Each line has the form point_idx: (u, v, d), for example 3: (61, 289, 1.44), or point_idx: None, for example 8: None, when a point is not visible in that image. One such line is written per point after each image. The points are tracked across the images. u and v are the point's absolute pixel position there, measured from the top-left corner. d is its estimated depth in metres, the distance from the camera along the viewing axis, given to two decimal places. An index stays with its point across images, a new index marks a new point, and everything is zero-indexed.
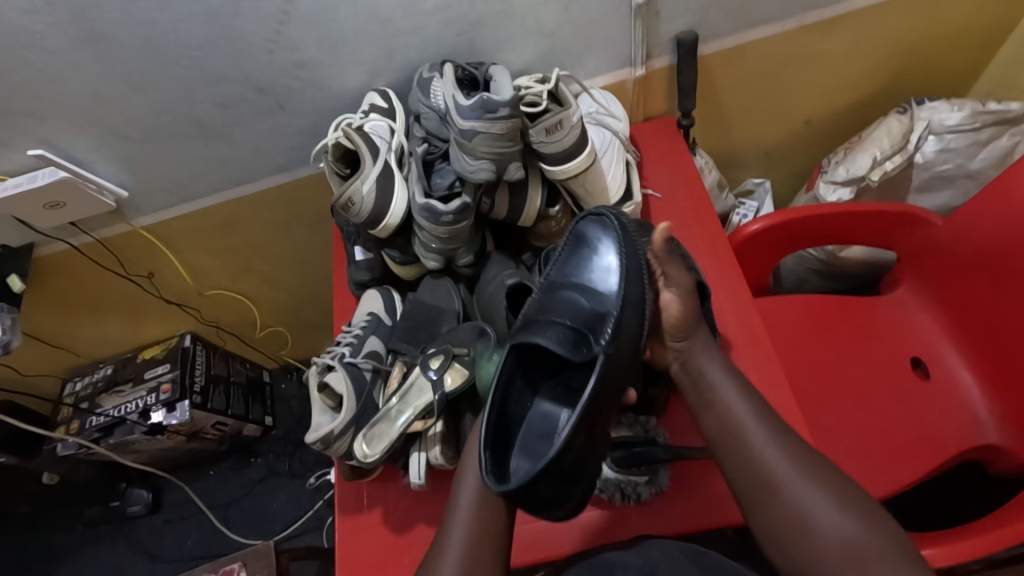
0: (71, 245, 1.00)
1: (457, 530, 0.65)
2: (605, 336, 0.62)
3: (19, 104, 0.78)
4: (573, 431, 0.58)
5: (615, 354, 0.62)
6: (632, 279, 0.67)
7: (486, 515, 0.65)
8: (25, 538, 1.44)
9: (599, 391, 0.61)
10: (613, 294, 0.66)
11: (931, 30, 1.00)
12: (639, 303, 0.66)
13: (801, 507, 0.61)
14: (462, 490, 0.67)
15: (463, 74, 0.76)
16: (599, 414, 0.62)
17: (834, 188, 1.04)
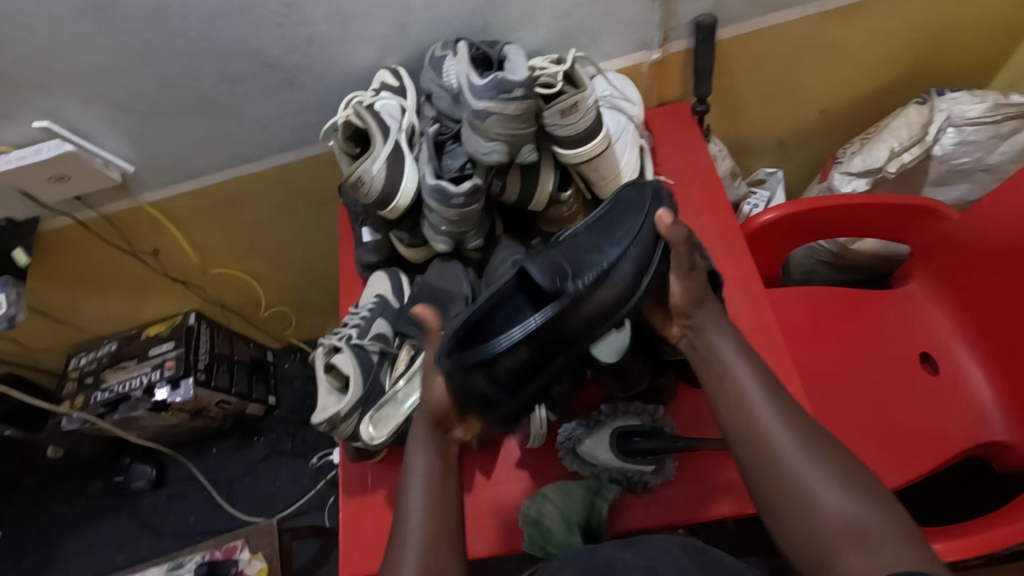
0: (76, 219, 0.99)
1: (414, 510, 0.63)
2: (590, 275, 0.61)
3: (24, 74, 0.76)
4: (518, 344, 0.59)
5: (596, 296, 0.61)
6: (646, 244, 0.66)
7: (438, 497, 0.63)
8: (30, 511, 1.45)
9: (564, 319, 0.60)
10: (622, 248, 0.64)
11: (956, 18, 0.98)
12: (644, 262, 0.65)
13: (804, 497, 0.58)
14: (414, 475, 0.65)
15: (477, 52, 0.74)
16: (561, 345, 0.62)
17: (849, 179, 1.03)
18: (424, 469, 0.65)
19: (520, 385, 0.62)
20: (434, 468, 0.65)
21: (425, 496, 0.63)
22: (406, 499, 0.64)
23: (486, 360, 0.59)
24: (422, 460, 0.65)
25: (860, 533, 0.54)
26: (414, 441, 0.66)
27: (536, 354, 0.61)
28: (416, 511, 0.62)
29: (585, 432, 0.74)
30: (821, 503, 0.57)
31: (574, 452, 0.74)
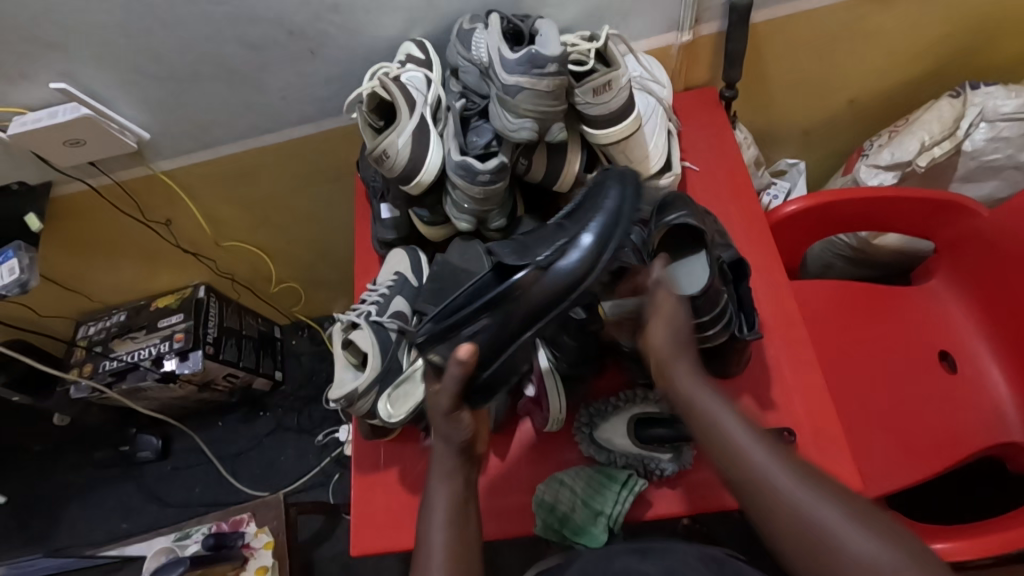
0: (89, 186, 0.97)
1: (435, 536, 0.57)
2: (549, 250, 0.60)
3: (43, 34, 0.74)
4: (476, 316, 0.59)
5: (556, 266, 0.59)
6: (613, 218, 0.62)
7: (458, 526, 0.58)
8: (37, 476, 1.46)
9: (520, 289, 0.59)
10: (586, 224, 0.62)
11: (995, 9, 0.95)
12: (610, 236, 0.61)
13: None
14: (434, 508, 0.58)
15: (508, 26, 0.72)
16: (524, 317, 0.60)
17: (876, 172, 1.00)
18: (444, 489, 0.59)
19: (487, 362, 0.60)
20: (456, 494, 0.59)
21: (442, 514, 0.58)
22: (425, 531, 0.58)
23: (447, 330, 0.60)
24: (443, 489, 0.59)
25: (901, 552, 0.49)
26: (435, 464, 0.61)
27: (499, 329, 0.60)
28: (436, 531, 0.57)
29: (602, 417, 0.75)
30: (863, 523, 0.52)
31: (591, 438, 0.74)
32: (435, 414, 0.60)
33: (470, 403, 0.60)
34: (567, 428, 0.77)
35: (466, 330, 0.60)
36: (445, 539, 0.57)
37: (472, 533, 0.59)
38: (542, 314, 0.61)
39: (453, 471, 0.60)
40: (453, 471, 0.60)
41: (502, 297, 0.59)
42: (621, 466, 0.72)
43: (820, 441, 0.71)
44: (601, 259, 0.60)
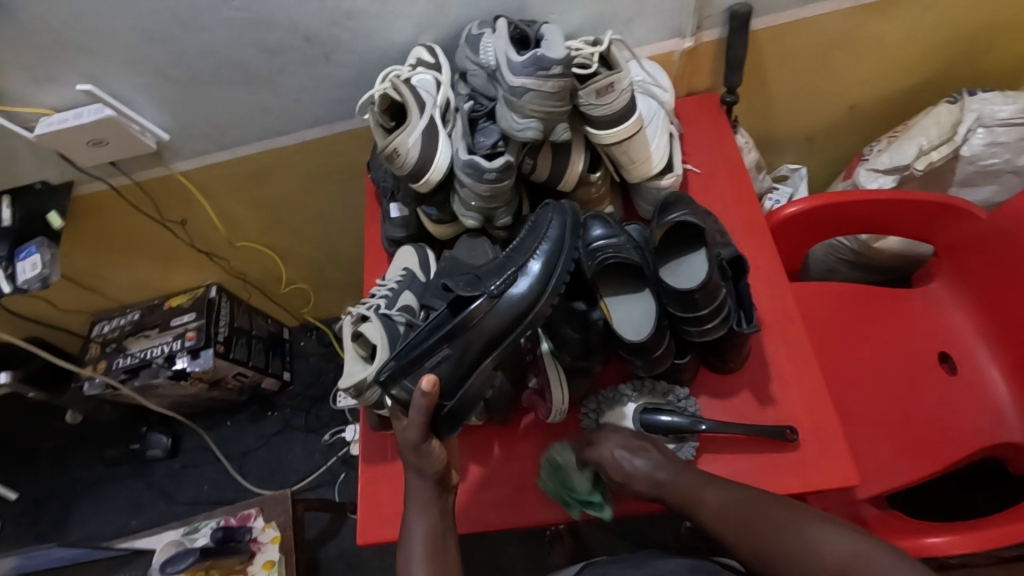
0: (110, 185, 1.01)
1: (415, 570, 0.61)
2: (498, 280, 0.67)
3: (72, 38, 0.78)
4: (439, 346, 0.64)
5: (507, 294, 0.66)
6: (555, 248, 0.69)
7: (436, 561, 0.61)
8: (49, 472, 1.49)
9: (476, 317, 0.65)
10: (532, 254, 0.69)
11: (993, 17, 0.97)
12: (551, 264, 0.68)
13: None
14: (412, 536, 0.62)
15: (515, 32, 0.75)
16: (482, 344, 0.65)
17: (876, 175, 1.03)
18: (421, 522, 0.63)
19: (451, 390, 0.64)
20: (433, 525, 0.63)
21: (419, 549, 0.62)
22: (407, 562, 0.62)
23: (410, 365, 0.63)
24: (421, 519, 0.63)
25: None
26: (411, 496, 0.65)
27: (461, 358, 0.65)
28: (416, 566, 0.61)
29: (609, 406, 0.76)
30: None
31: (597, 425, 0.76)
32: (405, 448, 0.63)
33: (437, 433, 0.65)
34: (572, 420, 0.79)
35: (431, 361, 0.64)
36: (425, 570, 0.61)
37: (451, 564, 0.62)
38: (498, 341, 0.66)
39: (430, 500, 0.64)
40: (429, 502, 0.64)
41: (460, 325, 0.64)
42: None
43: (819, 434, 0.73)
44: (545, 287, 0.68)
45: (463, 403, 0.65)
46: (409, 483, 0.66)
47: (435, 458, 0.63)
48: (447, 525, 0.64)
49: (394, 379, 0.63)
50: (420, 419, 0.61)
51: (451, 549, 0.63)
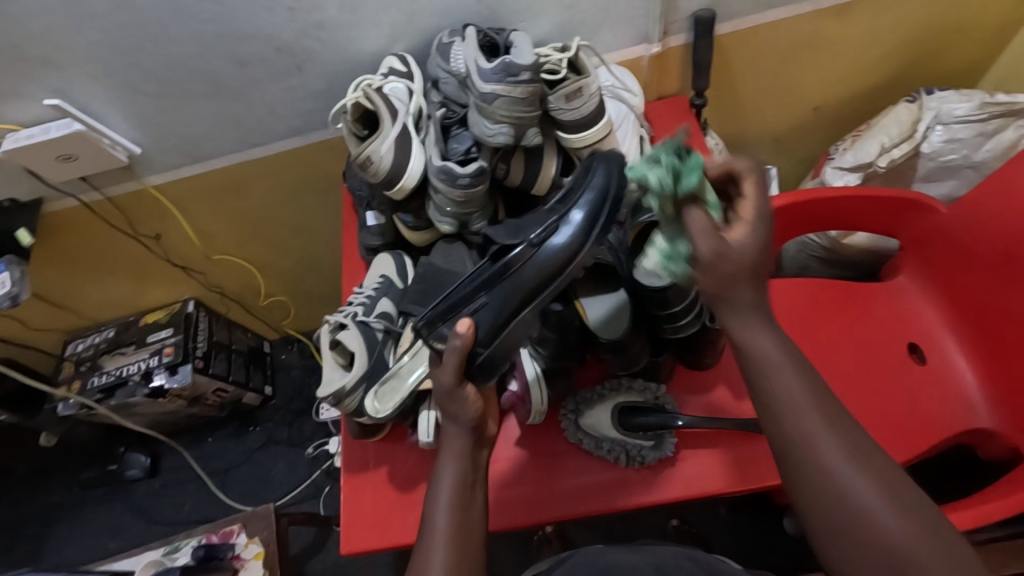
0: (80, 201, 0.99)
1: (438, 519, 0.57)
2: (540, 228, 0.65)
3: (38, 52, 0.77)
4: (474, 296, 0.65)
5: (548, 242, 0.63)
6: (600, 198, 0.65)
7: (460, 515, 0.57)
8: (23, 497, 1.45)
9: (514, 266, 0.64)
10: (575, 203, 0.65)
11: (945, 19, 1.01)
12: (596, 212, 0.65)
13: (829, 481, 0.51)
14: (440, 478, 0.59)
15: (484, 40, 0.77)
16: (521, 296, 0.64)
17: (841, 174, 1.06)
18: (452, 469, 0.59)
19: (487, 340, 0.63)
20: (463, 477, 0.59)
21: (446, 494, 0.58)
22: (430, 506, 0.58)
23: (448, 311, 0.65)
24: (451, 468, 0.59)
25: (904, 565, 0.48)
26: (444, 445, 0.61)
27: (498, 308, 0.64)
28: (440, 514, 0.57)
29: (588, 405, 0.77)
30: (855, 499, 0.50)
31: (576, 424, 0.77)
32: (439, 395, 0.61)
33: (473, 379, 0.63)
34: (554, 420, 0.79)
35: (466, 309, 0.65)
36: (449, 518, 0.57)
37: (473, 516, 0.58)
38: (537, 292, 0.65)
39: (462, 449, 0.60)
40: (463, 451, 0.61)
41: (499, 273, 0.64)
42: (606, 451, 0.74)
43: None
44: (588, 237, 0.65)
45: (497, 354, 0.64)
46: (444, 431, 0.62)
47: (470, 408, 0.61)
48: (476, 479, 0.61)
49: (432, 327, 0.65)
50: (454, 363, 0.60)
51: (476, 505, 0.59)
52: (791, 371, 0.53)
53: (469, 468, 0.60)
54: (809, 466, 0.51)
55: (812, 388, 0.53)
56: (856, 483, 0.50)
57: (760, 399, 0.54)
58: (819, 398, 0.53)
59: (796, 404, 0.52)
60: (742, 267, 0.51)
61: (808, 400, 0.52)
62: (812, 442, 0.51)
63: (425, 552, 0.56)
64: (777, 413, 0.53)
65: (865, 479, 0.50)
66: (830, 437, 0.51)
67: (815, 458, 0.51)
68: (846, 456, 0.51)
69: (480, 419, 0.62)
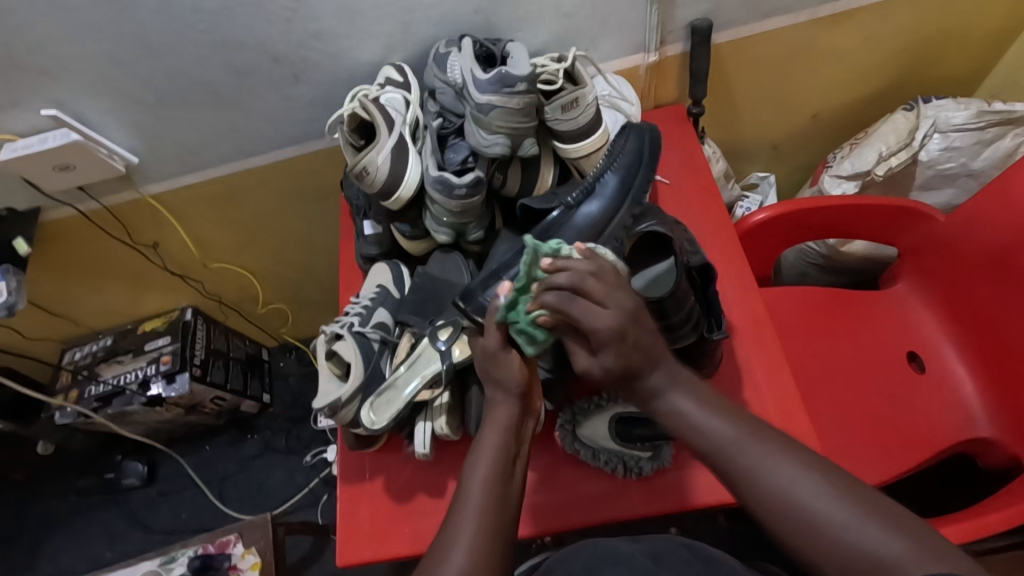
0: (78, 210, 0.99)
1: (474, 486, 0.58)
2: (576, 193, 0.73)
3: (35, 62, 0.77)
4: (516, 261, 0.70)
5: (584, 207, 0.72)
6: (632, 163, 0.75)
7: (498, 486, 0.58)
8: (19, 506, 1.44)
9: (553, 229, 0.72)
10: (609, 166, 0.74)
11: (942, 28, 1.01)
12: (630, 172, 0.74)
13: (778, 501, 0.52)
14: (480, 450, 0.61)
15: (481, 50, 0.77)
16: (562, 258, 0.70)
17: (838, 182, 1.06)
18: (495, 440, 0.61)
19: None
20: (505, 448, 0.61)
21: (484, 467, 0.59)
22: (471, 465, 0.60)
23: (491, 279, 0.69)
24: (495, 432, 0.62)
25: (876, 565, 0.47)
26: (493, 411, 0.63)
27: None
28: (477, 484, 0.58)
29: (585, 415, 0.76)
30: (811, 510, 0.50)
31: (574, 434, 0.76)
32: (485, 359, 0.63)
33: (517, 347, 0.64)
34: (552, 430, 0.78)
35: (507, 275, 0.68)
36: (485, 488, 0.58)
37: (512, 481, 0.60)
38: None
39: (508, 419, 0.62)
40: (511, 418, 0.63)
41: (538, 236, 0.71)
42: (603, 462, 0.74)
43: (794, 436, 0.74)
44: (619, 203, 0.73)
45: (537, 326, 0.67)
46: (491, 401, 0.64)
47: (516, 371, 0.62)
48: (517, 455, 0.62)
49: (472, 297, 0.67)
50: (498, 324, 0.62)
51: (513, 478, 0.61)
52: (720, 416, 0.57)
53: (512, 440, 0.62)
54: (762, 492, 0.53)
55: (741, 426, 0.56)
56: (804, 492, 0.51)
57: (698, 448, 0.57)
58: (748, 428, 0.56)
59: (729, 439, 0.56)
60: (616, 371, 0.57)
61: (733, 427, 0.56)
62: (753, 470, 0.54)
63: (457, 520, 0.57)
64: (715, 454, 0.56)
65: (821, 492, 0.51)
66: (768, 456, 0.54)
67: (763, 482, 0.53)
68: (795, 468, 0.52)
69: (525, 386, 0.63)
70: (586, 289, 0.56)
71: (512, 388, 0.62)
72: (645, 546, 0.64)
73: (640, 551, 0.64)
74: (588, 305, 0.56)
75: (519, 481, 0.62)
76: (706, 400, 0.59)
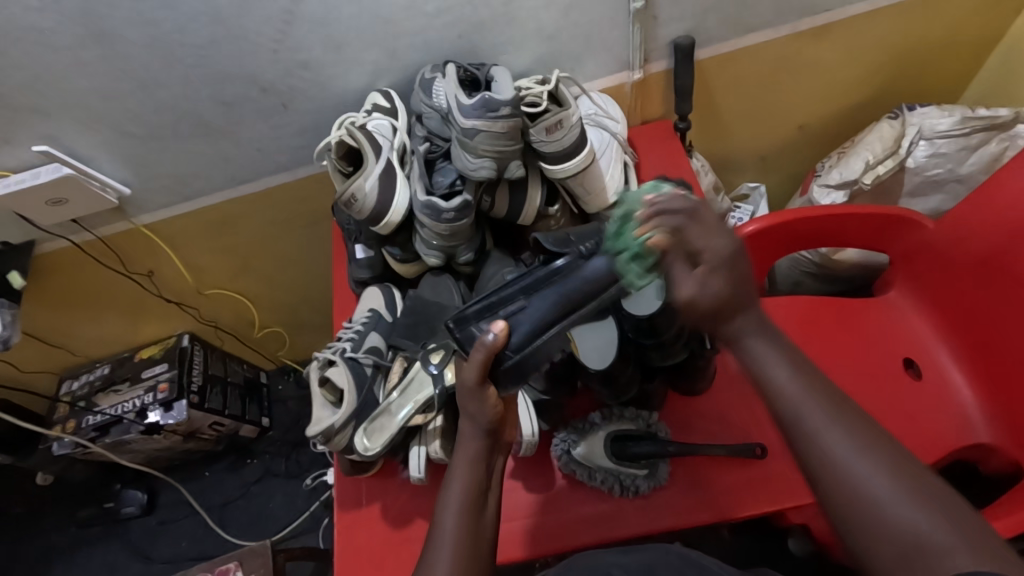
0: (72, 242, 1.00)
1: (448, 521, 0.57)
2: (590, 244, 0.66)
3: (26, 100, 0.78)
4: (515, 298, 0.62)
5: (595, 261, 0.63)
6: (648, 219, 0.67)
7: (472, 521, 0.57)
8: (18, 540, 1.42)
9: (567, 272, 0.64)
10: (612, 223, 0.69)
11: (923, 37, 1.03)
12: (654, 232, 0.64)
13: (841, 477, 0.48)
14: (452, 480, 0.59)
15: (465, 75, 0.79)
16: (559, 308, 0.61)
17: (827, 191, 1.06)
18: (465, 475, 0.58)
19: (520, 344, 0.59)
20: (474, 487, 0.58)
21: (456, 499, 0.57)
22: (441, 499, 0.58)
23: (489, 310, 0.61)
24: (463, 465, 0.59)
25: (917, 549, 0.45)
26: (460, 441, 0.61)
27: (541, 312, 0.61)
28: (447, 516, 0.57)
29: (581, 435, 0.76)
30: (868, 491, 0.47)
31: (569, 455, 0.76)
32: (461, 393, 0.58)
33: (498, 382, 0.59)
34: (548, 451, 0.78)
35: (505, 309, 0.61)
36: (457, 523, 0.56)
37: (484, 514, 0.58)
38: (577, 305, 0.62)
39: (476, 454, 0.59)
40: (476, 455, 0.60)
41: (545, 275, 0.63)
42: (600, 481, 0.74)
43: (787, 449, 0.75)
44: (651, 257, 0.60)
45: (528, 360, 0.59)
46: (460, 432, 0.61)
47: (488, 409, 0.58)
48: (487, 487, 0.60)
49: (463, 323, 0.61)
50: (481, 358, 0.57)
51: (484, 513, 0.58)
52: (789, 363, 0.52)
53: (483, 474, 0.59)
54: (824, 462, 0.49)
55: (814, 389, 0.52)
56: (864, 470, 0.48)
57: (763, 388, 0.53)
58: (818, 389, 0.52)
59: (794, 394, 0.51)
60: (715, 303, 0.52)
61: (809, 393, 0.51)
62: (813, 432, 0.50)
63: (432, 553, 0.55)
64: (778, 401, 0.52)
65: (876, 471, 0.48)
66: (833, 425, 0.50)
67: (822, 452, 0.49)
68: (853, 445, 0.49)
69: (497, 422, 0.60)
70: (693, 221, 0.55)
71: (482, 426, 0.59)
72: (637, 556, 0.65)
73: (633, 562, 0.65)
74: (698, 231, 0.54)
75: (490, 515, 0.60)
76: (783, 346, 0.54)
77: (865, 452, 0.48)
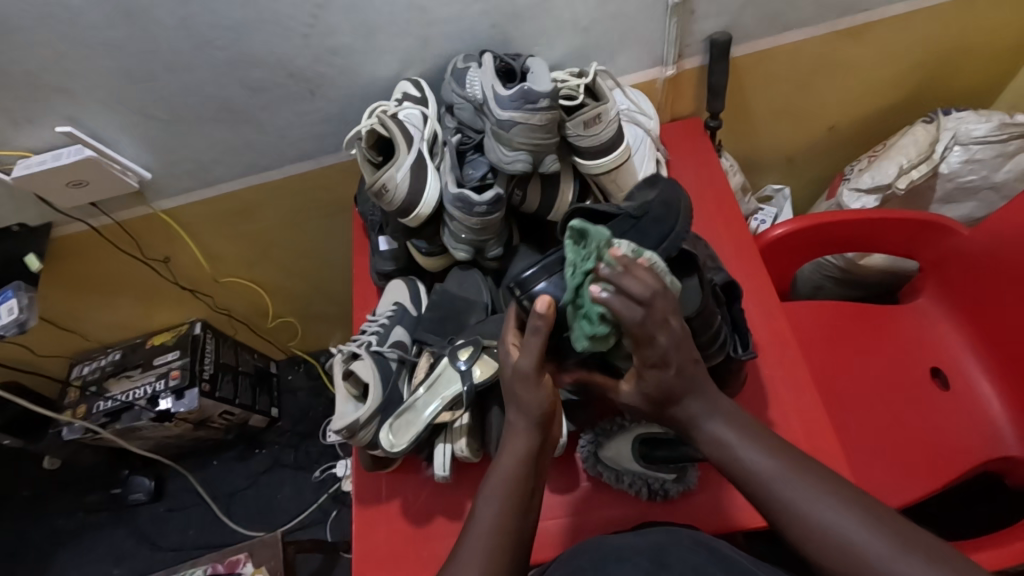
0: (90, 226, 0.98)
1: (485, 513, 0.59)
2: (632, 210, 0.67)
3: (50, 80, 0.77)
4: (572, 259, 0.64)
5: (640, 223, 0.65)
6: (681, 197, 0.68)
7: (515, 519, 0.59)
8: (23, 524, 1.41)
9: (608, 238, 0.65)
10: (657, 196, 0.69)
11: (963, 39, 1.00)
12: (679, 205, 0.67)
13: (815, 535, 0.52)
14: (494, 473, 0.62)
15: (500, 65, 0.78)
16: None
17: (858, 196, 1.05)
18: (511, 472, 0.61)
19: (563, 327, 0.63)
20: (515, 490, 0.60)
21: (499, 491, 0.60)
22: (484, 491, 0.61)
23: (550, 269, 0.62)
24: (508, 461, 0.62)
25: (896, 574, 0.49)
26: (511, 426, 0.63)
27: None
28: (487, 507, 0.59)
29: (608, 436, 0.74)
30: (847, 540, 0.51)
31: (596, 456, 0.74)
32: (513, 381, 0.61)
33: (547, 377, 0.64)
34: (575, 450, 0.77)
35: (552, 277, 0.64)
36: (497, 516, 0.58)
37: (526, 507, 0.60)
38: None
39: (527, 451, 0.62)
40: (528, 443, 0.62)
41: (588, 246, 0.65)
42: (627, 484, 0.72)
43: (818, 455, 0.72)
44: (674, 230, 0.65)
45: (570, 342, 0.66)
46: (511, 427, 0.63)
47: (542, 396, 0.61)
48: (534, 488, 0.62)
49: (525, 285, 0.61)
50: (535, 344, 0.59)
51: (530, 511, 0.61)
52: (756, 443, 0.57)
53: (530, 473, 0.61)
54: (790, 523, 0.54)
55: (776, 454, 0.56)
56: (843, 528, 0.51)
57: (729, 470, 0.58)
58: (793, 464, 0.56)
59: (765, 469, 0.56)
60: (659, 392, 0.59)
61: (769, 454, 0.57)
62: (787, 504, 0.54)
63: (466, 543, 0.58)
64: (750, 479, 0.56)
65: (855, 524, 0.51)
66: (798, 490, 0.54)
67: (794, 517, 0.53)
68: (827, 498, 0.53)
69: (547, 415, 0.62)
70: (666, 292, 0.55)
71: (530, 417, 0.61)
72: (650, 537, 0.61)
73: (646, 544, 0.60)
74: (662, 319, 0.54)
75: (533, 514, 0.62)
76: (739, 424, 0.60)
77: (833, 507, 0.53)
